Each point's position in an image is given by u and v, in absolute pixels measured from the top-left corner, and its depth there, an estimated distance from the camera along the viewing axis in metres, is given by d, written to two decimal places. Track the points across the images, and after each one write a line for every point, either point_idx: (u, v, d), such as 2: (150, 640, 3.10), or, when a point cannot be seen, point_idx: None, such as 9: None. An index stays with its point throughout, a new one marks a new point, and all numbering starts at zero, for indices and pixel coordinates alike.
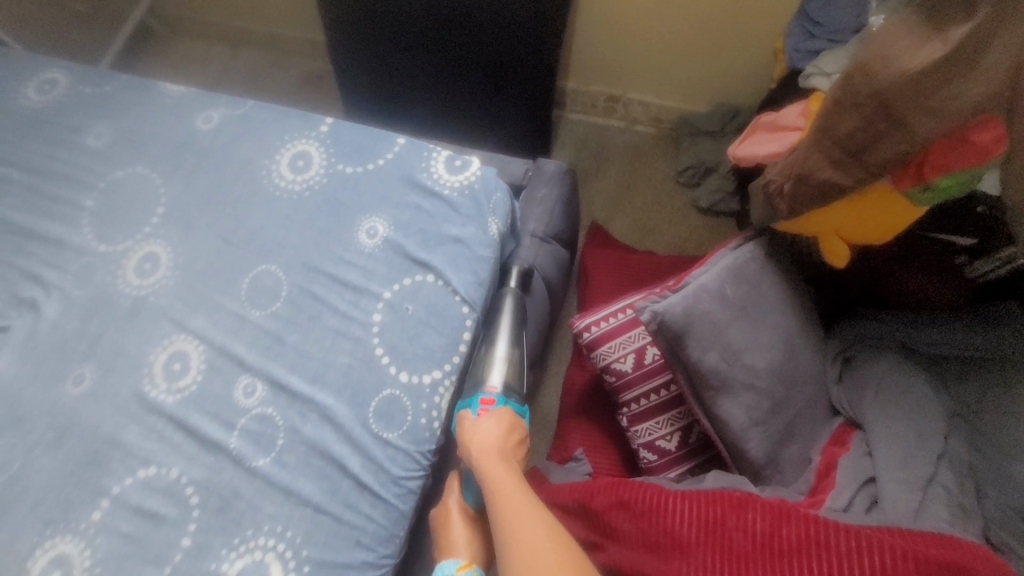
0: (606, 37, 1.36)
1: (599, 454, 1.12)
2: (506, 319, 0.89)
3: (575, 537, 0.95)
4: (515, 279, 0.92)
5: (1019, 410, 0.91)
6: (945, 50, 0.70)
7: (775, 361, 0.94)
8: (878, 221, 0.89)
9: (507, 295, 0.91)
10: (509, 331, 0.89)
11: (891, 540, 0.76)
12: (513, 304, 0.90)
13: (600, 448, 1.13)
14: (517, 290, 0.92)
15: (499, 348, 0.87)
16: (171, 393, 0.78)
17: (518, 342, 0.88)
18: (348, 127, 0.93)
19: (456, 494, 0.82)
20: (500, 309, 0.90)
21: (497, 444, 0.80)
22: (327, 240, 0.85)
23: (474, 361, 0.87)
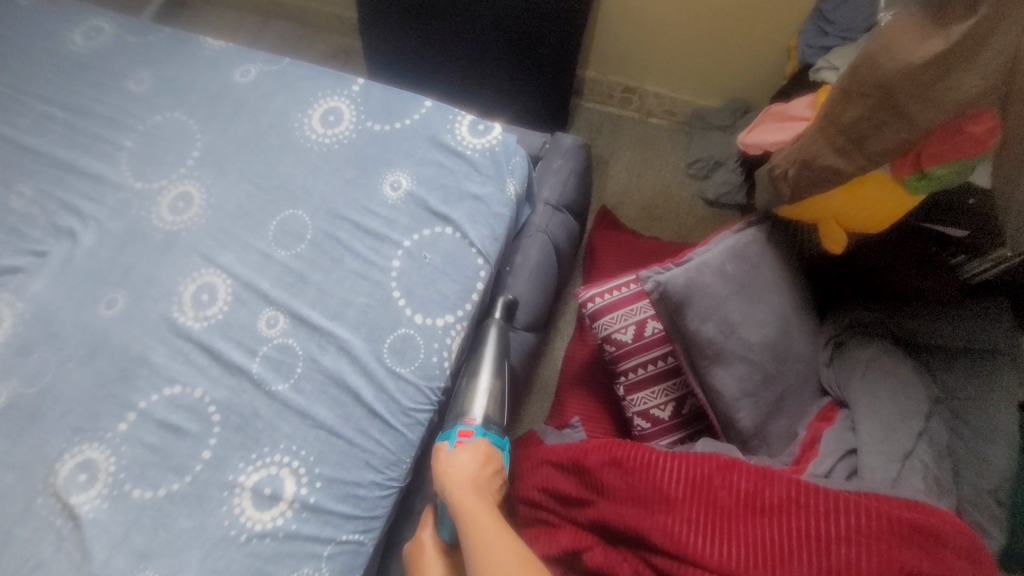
0: (627, 29, 1.41)
1: (594, 422, 1.17)
2: (488, 351, 0.91)
3: (567, 493, 0.99)
4: (501, 311, 0.95)
5: (1000, 398, 0.96)
6: (946, 44, 0.74)
7: (769, 337, 0.99)
8: (875, 209, 0.93)
9: (491, 327, 0.94)
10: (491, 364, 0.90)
11: (867, 502, 0.81)
12: (497, 336, 0.93)
13: (596, 416, 1.18)
14: (501, 322, 0.94)
15: (481, 381, 0.89)
16: (198, 320, 0.83)
17: (499, 374, 0.90)
18: (378, 89, 0.98)
19: (430, 530, 0.81)
20: (484, 341, 0.92)
21: (473, 479, 0.79)
22: (353, 190, 0.90)
23: (456, 396, 0.89)
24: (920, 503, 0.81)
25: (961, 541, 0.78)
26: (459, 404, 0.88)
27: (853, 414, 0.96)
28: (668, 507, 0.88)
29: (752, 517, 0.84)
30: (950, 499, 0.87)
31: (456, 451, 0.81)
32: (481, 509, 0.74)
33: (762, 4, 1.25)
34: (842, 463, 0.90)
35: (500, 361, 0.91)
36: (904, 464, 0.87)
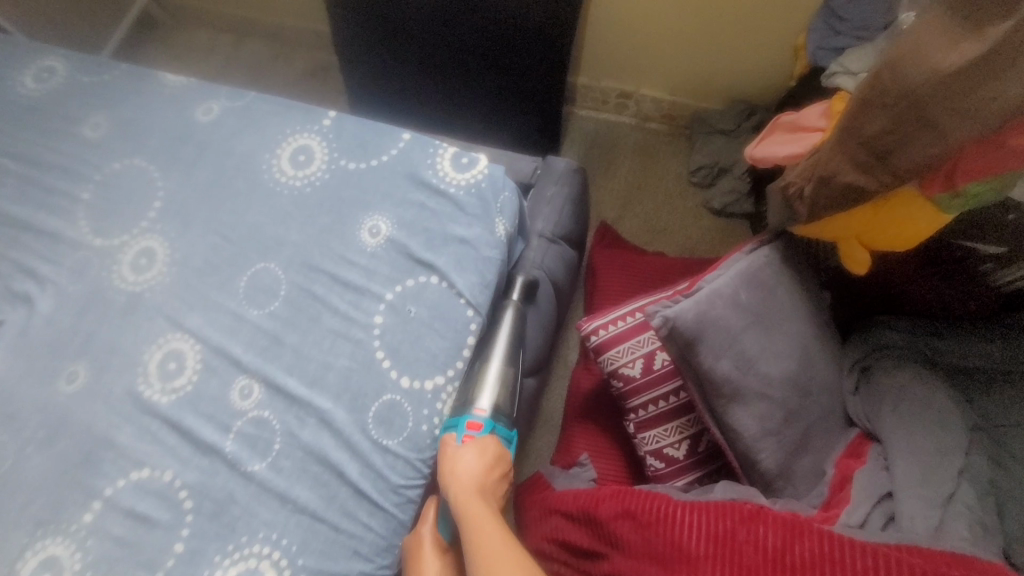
0: (619, 32, 1.32)
1: (604, 460, 1.09)
2: (503, 334, 0.83)
3: (578, 546, 0.92)
4: (519, 290, 0.87)
5: None
6: (981, 49, 0.66)
7: (790, 370, 0.91)
8: (902, 229, 0.85)
9: (508, 307, 0.85)
10: (505, 353, 0.81)
11: (909, 559, 0.73)
12: (513, 318, 0.84)
13: (606, 452, 1.10)
14: (519, 303, 0.86)
15: (491, 369, 0.79)
16: (165, 393, 0.76)
17: (514, 364, 0.81)
18: (351, 122, 0.90)
19: (430, 524, 0.73)
20: (499, 324, 0.83)
21: (478, 480, 0.70)
22: (328, 239, 0.82)
23: (464, 383, 0.79)
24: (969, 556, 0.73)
25: None
26: (467, 392, 0.78)
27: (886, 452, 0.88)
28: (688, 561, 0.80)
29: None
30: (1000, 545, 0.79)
31: (461, 444, 0.72)
32: (488, 520, 0.65)
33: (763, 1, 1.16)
34: (877, 509, 0.83)
35: (515, 352, 0.82)
36: (946, 509, 0.80)
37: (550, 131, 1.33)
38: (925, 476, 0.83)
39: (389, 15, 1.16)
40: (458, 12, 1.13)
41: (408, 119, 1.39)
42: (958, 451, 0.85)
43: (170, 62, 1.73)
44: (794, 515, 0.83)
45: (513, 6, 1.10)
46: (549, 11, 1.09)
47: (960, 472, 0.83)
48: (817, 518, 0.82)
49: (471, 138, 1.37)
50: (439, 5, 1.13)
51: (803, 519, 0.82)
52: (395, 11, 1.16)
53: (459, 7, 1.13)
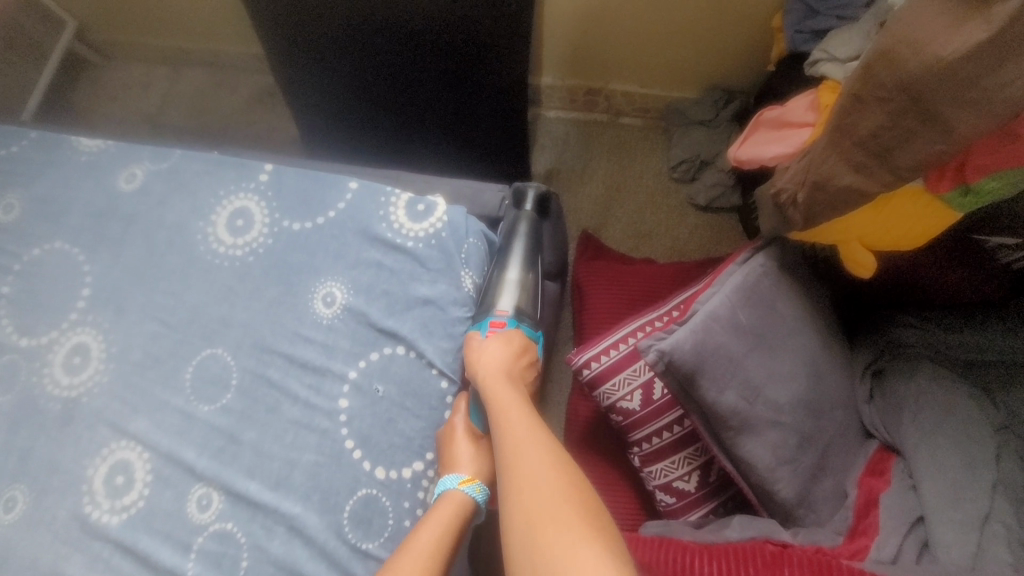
0: (579, 27, 1.22)
1: (612, 494, 1.02)
2: (520, 241, 0.82)
3: None
4: (532, 203, 0.86)
5: None
6: (990, 33, 0.57)
7: (798, 391, 0.84)
8: (907, 227, 0.77)
9: (521, 221, 0.85)
10: (520, 259, 0.80)
11: None
12: (529, 228, 0.84)
13: (613, 485, 1.03)
14: (532, 215, 0.86)
15: (507, 273, 0.78)
16: (116, 513, 0.68)
17: (531, 266, 0.80)
18: (291, 174, 0.81)
19: (463, 414, 0.68)
20: (514, 236, 0.83)
21: (506, 368, 0.68)
22: (279, 314, 0.74)
23: (483, 291, 0.77)
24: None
25: None
26: (487, 298, 0.76)
27: (911, 467, 0.82)
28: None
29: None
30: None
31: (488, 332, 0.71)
32: (515, 402, 0.63)
33: None
34: (909, 537, 0.76)
35: (530, 259, 0.81)
36: (983, 532, 0.74)
37: (516, 143, 1.24)
38: (955, 496, 0.77)
39: (327, 39, 1.07)
40: (401, 28, 1.04)
41: (365, 144, 1.30)
42: (990, 463, 0.79)
43: (107, 104, 1.61)
44: (819, 552, 0.77)
45: (459, 18, 1.01)
46: (500, 14, 1.00)
47: (994, 487, 0.77)
48: (845, 553, 0.76)
49: (433, 159, 1.29)
50: (380, 22, 1.03)
51: (830, 556, 0.76)
52: (333, 32, 1.06)
53: (402, 24, 1.03)
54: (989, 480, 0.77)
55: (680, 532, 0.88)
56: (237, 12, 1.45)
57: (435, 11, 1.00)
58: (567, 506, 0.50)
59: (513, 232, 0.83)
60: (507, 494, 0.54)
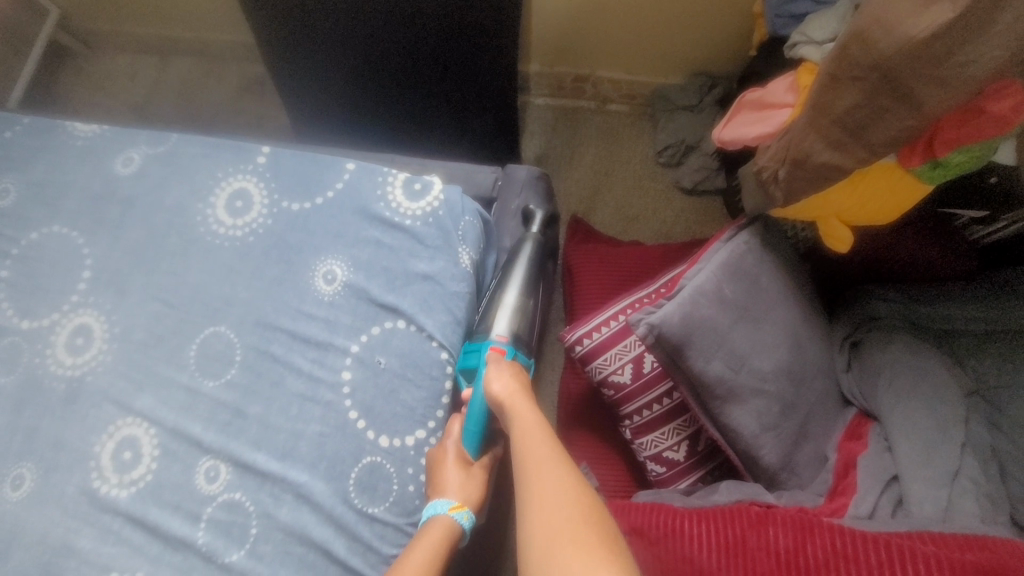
0: (566, 15, 1.24)
1: (605, 466, 1.06)
2: (522, 264, 0.82)
3: None
4: (538, 225, 0.88)
5: None
6: (956, 11, 0.61)
7: (781, 361, 0.88)
8: (881, 201, 0.81)
9: (527, 242, 0.86)
10: (520, 282, 0.79)
11: (922, 547, 0.72)
12: (533, 250, 0.84)
13: (605, 458, 1.07)
14: (538, 237, 0.87)
15: (507, 295, 0.77)
16: (124, 487, 0.69)
17: (528, 292, 0.79)
18: (288, 156, 0.83)
19: (455, 439, 0.69)
20: (518, 254, 0.83)
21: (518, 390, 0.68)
22: (281, 292, 0.75)
23: (481, 308, 0.78)
24: (981, 539, 0.72)
25: None
26: (483, 317, 0.77)
27: (886, 432, 0.86)
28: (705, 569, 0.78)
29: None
30: (1005, 514, 0.79)
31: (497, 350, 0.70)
32: (532, 421, 0.62)
33: None
34: (884, 495, 0.81)
35: (530, 282, 0.80)
36: (952, 487, 0.79)
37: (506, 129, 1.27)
38: (928, 455, 0.81)
39: (319, 27, 1.08)
40: (393, 18, 1.06)
41: (356, 132, 1.31)
42: (959, 423, 0.84)
43: (93, 94, 1.60)
44: (802, 512, 0.81)
45: (451, 9, 1.03)
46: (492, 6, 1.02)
47: (963, 446, 0.82)
48: (825, 511, 0.81)
49: (425, 144, 1.31)
50: (372, 11, 1.05)
51: (812, 515, 0.81)
52: (325, 18, 1.07)
53: (394, 11, 1.05)
54: (959, 440, 0.82)
55: (671, 498, 0.92)
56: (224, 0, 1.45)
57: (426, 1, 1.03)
58: (589, 531, 0.50)
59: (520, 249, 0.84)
60: (521, 517, 0.53)
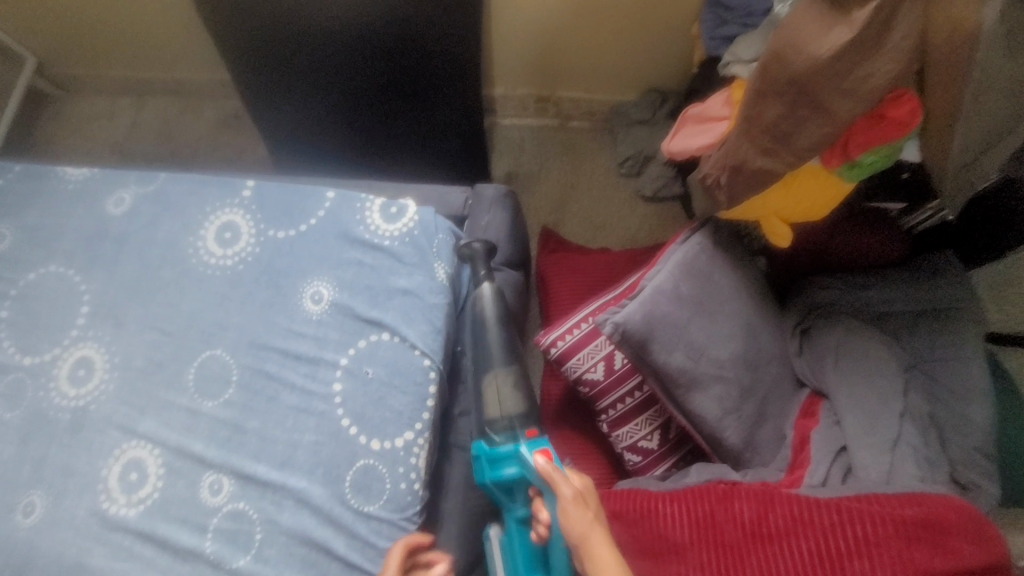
0: (525, 42, 1.33)
1: (588, 460, 1.13)
2: (492, 331, 0.84)
3: None
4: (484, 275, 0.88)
5: (960, 353, 0.98)
6: (852, 33, 0.71)
7: (737, 349, 0.97)
8: (812, 200, 0.91)
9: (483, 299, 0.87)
10: (501, 351, 0.83)
11: (868, 508, 0.80)
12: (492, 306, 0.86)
13: (587, 453, 1.13)
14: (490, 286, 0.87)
15: (496, 377, 0.80)
16: (132, 506, 0.74)
17: (512, 357, 0.82)
18: (272, 188, 0.89)
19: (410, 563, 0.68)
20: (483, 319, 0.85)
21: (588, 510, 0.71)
22: (271, 314, 0.81)
23: (478, 399, 0.81)
24: (919, 495, 0.81)
25: (966, 520, 0.78)
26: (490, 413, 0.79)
27: (835, 407, 0.95)
28: (681, 547, 0.86)
29: (765, 546, 0.82)
30: (941, 474, 0.89)
31: (554, 470, 0.71)
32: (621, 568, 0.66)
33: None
34: (836, 464, 0.90)
35: (509, 344, 0.83)
36: (894, 452, 0.87)
37: (475, 148, 1.35)
38: (872, 425, 0.90)
39: (295, 68, 1.16)
40: (363, 57, 1.15)
41: (334, 160, 1.39)
42: (898, 395, 0.92)
43: (74, 138, 1.65)
44: (765, 485, 0.89)
45: (418, 47, 1.13)
46: (455, 42, 1.14)
47: (903, 415, 0.91)
48: (785, 483, 0.89)
49: (399, 167, 1.38)
50: (343, 52, 1.14)
51: (773, 487, 0.88)
52: (299, 56, 1.15)
53: (364, 51, 1.14)
54: (898, 410, 0.91)
55: (647, 484, 0.99)
56: (200, 41, 1.52)
57: (394, 41, 1.12)
58: None
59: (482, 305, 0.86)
60: None
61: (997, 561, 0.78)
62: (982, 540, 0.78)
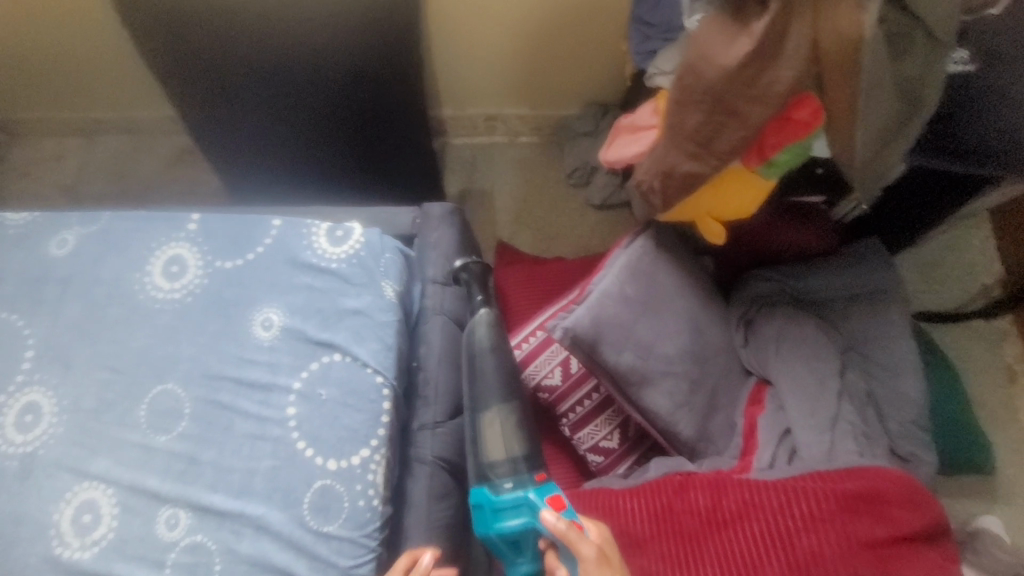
0: (467, 65, 1.38)
1: (554, 464, 1.15)
2: (489, 372, 0.88)
3: None
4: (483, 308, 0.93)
5: (889, 333, 1.05)
6: (752, 45, 0.77)
7: (684, 345, 1.01)
8: (740, 199, 0.97)
9: (479, 333, 0.91)
10: (498, 388, 0.87)
11: (813, 486, 0.84)
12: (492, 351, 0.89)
13: (553, 457, 1.16)
14: (488, 318, 0.92)
15: (493, 421, 0.84)
16: (86, 548, 0.73)
17: (509, 394, 0.86)
18: (218, 220, 0.90)
19: None
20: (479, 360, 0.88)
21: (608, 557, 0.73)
22: (222, 344, 0.82)
23: (475, 438, 0.85)
24: (858, 470, 0.85)
25: (901, 489, 0.83)
26: (488, 455, 0.83)
27: (779, 392, 1.00)
28: (643, 542, 0.89)
29: (720, 533, 0.86)
30: (878, 447, 0.94)
31: (565, 528, 0.72)
32: None
33: (587, 17, 1.27)
34: (782, 446, 0.94)
35: (507, 379, 0.88)
36: (835, 430, 0.92)
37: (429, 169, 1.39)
38: (813, 407, 0.94)
39: (242, 101, 1.18)
40: (311, 88, 1.18)
41: (289, 188, 1.40)
42: (835, 375, 0.98)
43: (19, 183, 1.62)
44: (718, 473, 0.93)
45: (365, 80, 1.17)
46: (401, 75, 1.18)
47: (841, 394, 0.96)
48: (737, 470, 0.93)
49: (357, 192, 1.41)
50: (291, 85, 1.17)
51: (726, 474, 0.92)
52: (245, 90, 1.17)
53: (311, 83, 1.17)
54: (837, 390, 0.96)
55: (610, 482, 1.02)
56: (146, 79, 1.52)
57: (340, 74, 1.16)
58: None
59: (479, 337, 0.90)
60: None
61: (932, 525, 0.83)
62: (917, 507, 0.83)
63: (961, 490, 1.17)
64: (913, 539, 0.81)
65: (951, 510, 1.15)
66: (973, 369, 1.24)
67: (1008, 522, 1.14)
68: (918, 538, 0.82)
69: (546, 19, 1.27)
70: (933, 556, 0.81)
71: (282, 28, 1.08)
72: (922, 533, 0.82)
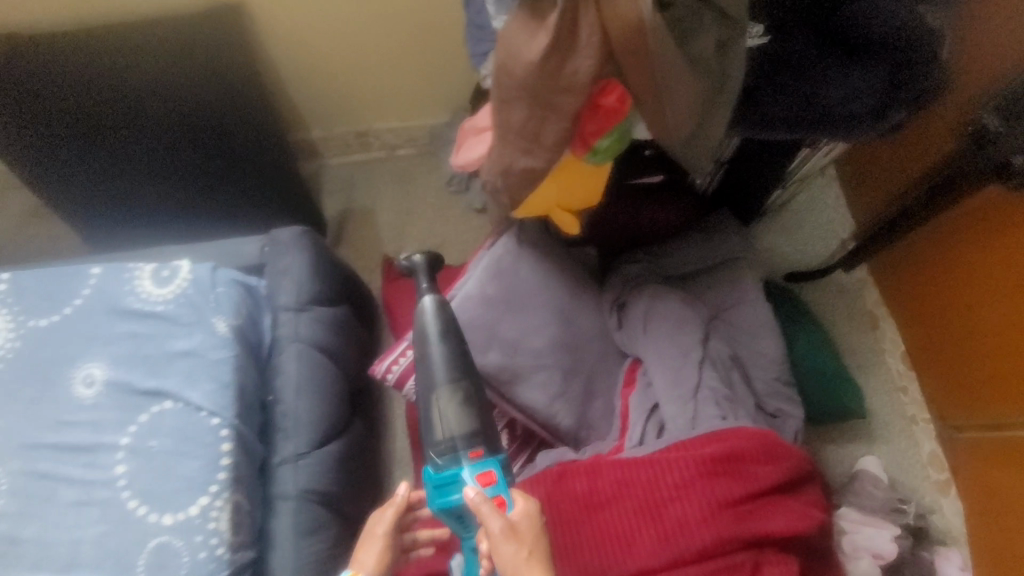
0: (322, 87, 1.36)
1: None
2: (433, 354, 0.88)
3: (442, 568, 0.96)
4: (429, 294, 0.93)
5: (741, 299, 1.11)
6: (548, 40, 0.79)
7: (552, 336, 1.02)
8: (580, 187, 0.99)
9: (422, 317, 0.91)
10: (444, 366, 0.86)
11: (680, 455, 0.86)
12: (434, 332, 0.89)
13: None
14: (432, 301, 0.92)
15: (440, 402, 0.83)
16: None
17: (454, 374, 0.85)
18: (32, 276, 0.84)
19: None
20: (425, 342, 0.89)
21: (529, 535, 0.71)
22: (41, 410, 0.76)
23: (426, 418, 0.84)
24: (718, 434, 0.88)
25: (759, 445, 0.86)
26: (434, 435, 0.82)
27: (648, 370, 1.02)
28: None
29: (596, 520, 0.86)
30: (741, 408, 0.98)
31: (480, 502, 0.70)
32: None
33: (432, 29, 1.27)
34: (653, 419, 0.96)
35: (451, 356, 0.87)
36: (697, 397, 0.95)
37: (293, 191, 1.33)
38: (677, 378, 0.97)
39: (85, 141, 1.15)
40: (152, 121, 1.15)
41: (151, 233, 1.33)
42: (697, 345, 1.01)
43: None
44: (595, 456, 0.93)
45: (203, 105, 1.15)
46: (241, 99, 1.16)
47: (703, 362, 0.99)
48: (613, 451, 0.94)
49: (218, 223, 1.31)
50: (130, 120, 1.14)
51: (602, 456, 0.92)
52: (83, 128, 1.14)
53: (151, 114, 1.14)
54: (698, 359, 0.99)
55: None
56: None
57: (178, 103, 1.13)
58: None
59: (424, 320, 0.91)
60: None
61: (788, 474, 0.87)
62: (775, 460, 0.86)
63: (843, 436, 1.23)
64: (772, 492, 0.84)
65: (835, 456, 1.21)
66: (839, 320, 1.32)
67: (886, 459, 1.21)
68: (777, 490, 0.85)
69: (391, 34, 1.27)
70: (791, 505, 0.84)
71: (111, 63, 1.09)
72: (781, 485, 0.85)
